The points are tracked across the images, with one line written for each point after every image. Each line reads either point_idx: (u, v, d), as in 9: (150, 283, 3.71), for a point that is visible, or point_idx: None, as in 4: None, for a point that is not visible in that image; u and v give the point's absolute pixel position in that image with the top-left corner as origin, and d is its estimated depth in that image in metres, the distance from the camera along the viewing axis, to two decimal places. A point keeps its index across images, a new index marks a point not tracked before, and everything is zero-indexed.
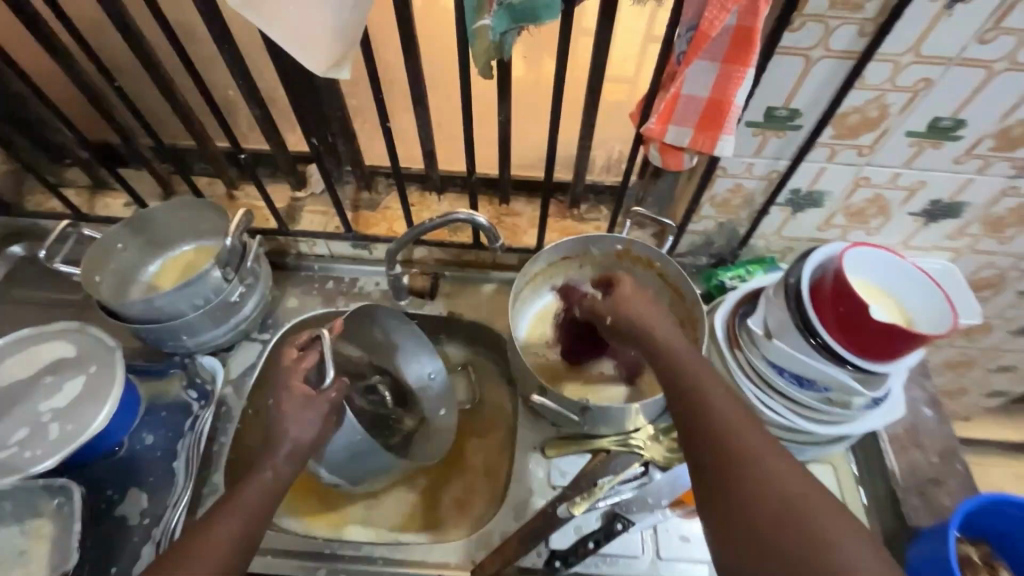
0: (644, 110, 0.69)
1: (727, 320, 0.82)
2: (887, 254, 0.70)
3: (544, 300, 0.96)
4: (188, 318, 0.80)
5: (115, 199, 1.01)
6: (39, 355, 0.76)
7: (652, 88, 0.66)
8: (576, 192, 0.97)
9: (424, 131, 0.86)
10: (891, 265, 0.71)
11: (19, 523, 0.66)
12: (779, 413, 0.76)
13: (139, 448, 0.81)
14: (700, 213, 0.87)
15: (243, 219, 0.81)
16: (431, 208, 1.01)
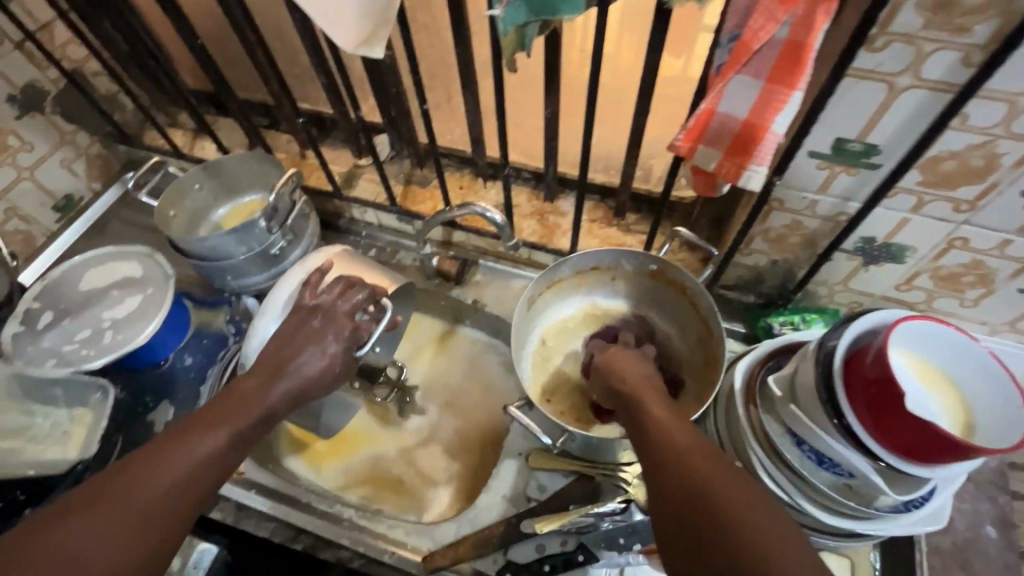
0: None
1: (750, 371, 0.73)
2: (957, 337, 0.57)
3: (567, 307, 0.93)
4: (236, 260, 0.88)
5: (210, 144, 1.14)
6: (114, 271, 0.89)
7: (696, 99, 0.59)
8: (623, 200, 0.91)
9: (472, 116, 0.85)
10: (958, 350, 0.58)
11: (69, 408, 0.78)
12: (784, 489, 0.66)
13: (178, 365, 0.91)
14: (750, 246, 0.78)
15: (294, 177, 0.87)
16: (476, 193, 1.01)
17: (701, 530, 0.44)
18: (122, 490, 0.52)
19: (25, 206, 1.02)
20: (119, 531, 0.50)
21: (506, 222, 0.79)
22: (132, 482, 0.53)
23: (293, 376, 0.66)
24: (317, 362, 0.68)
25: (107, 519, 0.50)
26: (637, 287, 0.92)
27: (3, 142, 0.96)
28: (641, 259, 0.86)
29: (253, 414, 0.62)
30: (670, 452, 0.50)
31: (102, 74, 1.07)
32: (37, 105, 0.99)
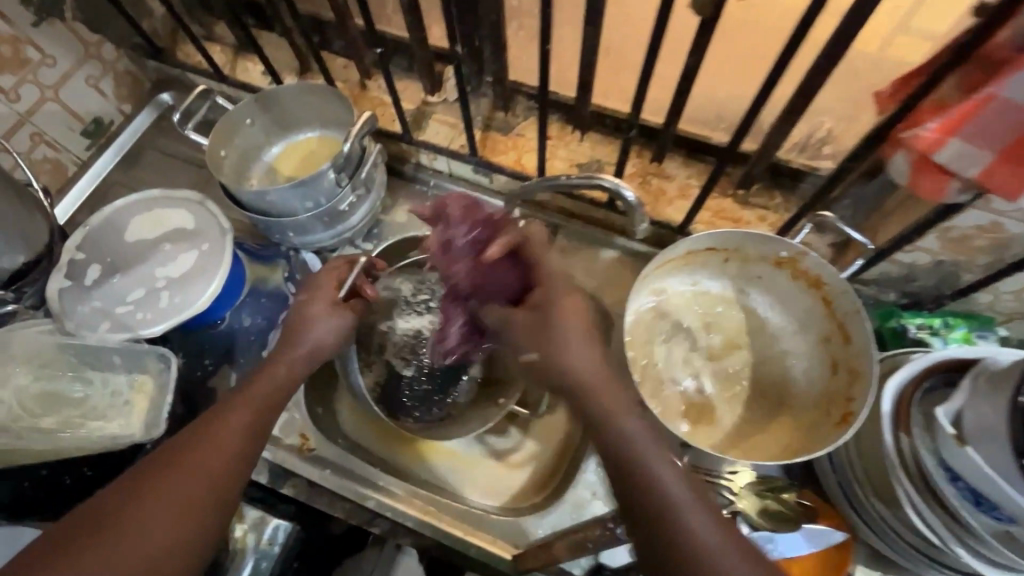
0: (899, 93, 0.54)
1: (901, 391, 0.64)
2: None
3: (670, 288, 0.82)
4: (299, 218, 0.76)
5: (254, 64, 0.97)
6: (163, 220, 0.78)
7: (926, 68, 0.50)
8: (752, 170, 0.77)
9: (588, 57, 0.69)
10: None
11: (128, 374, 0.71)
12: (933, 531, 0.58)
13: (237, 327, 0.82)
14: (918, 243, 0.65)
15: (368, 122, 0.73)
16: (569, 146, 0.87)
17: (657, 522, 0.47)
18: (154, 495, 0.49)
19: (51, 131, 0.89)
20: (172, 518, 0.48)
21: (639, 202, 0.63)
22: (158, 485, 0.49)
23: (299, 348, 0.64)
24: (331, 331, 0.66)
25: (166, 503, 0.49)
26: (752, 273, 0.80)
27: (21, 54, 0.82)
28: (771, 244, 0.73)
29: (272, 376, 0.61)
30: (615, 462, 0.50)
31: None
32: (55, 8, 0.83)
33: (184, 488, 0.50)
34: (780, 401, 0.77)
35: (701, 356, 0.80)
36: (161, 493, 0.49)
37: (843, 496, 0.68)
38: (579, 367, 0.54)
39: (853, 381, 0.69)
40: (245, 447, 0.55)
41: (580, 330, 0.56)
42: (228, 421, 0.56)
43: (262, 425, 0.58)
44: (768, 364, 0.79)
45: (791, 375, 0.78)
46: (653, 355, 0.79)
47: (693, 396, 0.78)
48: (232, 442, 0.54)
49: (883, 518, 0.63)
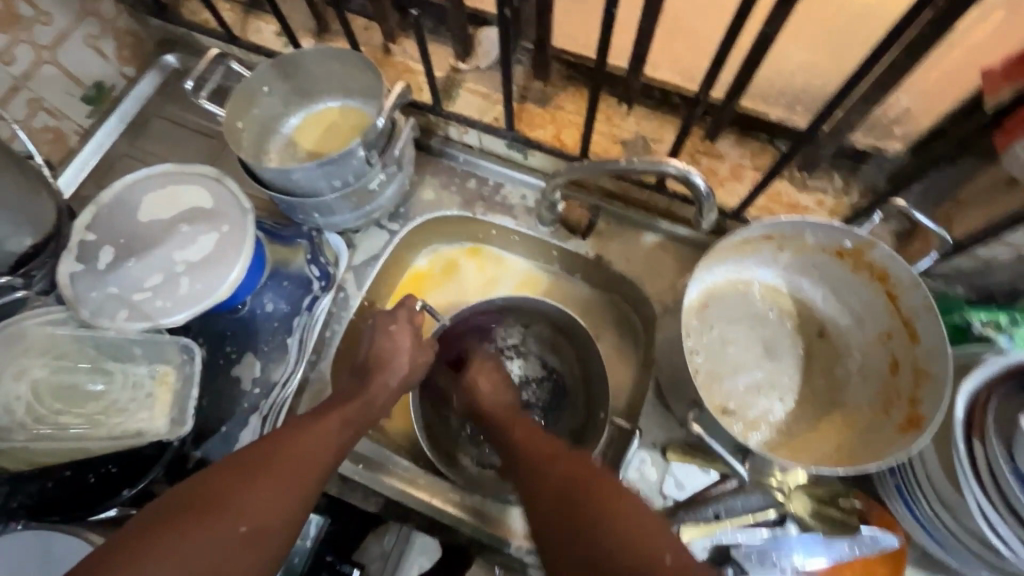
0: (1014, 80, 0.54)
1: (976, 396, 0.60)
2: None
3: (718, 274, 0.77)
4: (325, 199, 0.71)
5: (267, 24, 0.89)
6: (179, 198, 0.72)
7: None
8: (817, 153, 0.71)
9: (651, 24, 0.62)
10: None
11: (149, 365, 0.67)
12: (1006, 545, 0.55)
13: (259, 312, 0.78)
14: (1003, 238, 0.61)
15: (401, 94, 0.67)
16: (614, 121, 0.80)
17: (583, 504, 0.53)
18: (261, 485, 0.51)
19: (49, 96, 0.82)
20: (259, 519, 0.50)
21: (709, 191, 0.61)
22: (253, 483, 0.51)
23: (369, 394, 0.65)
24: (400, 375, 0.68)
25: (259, 495, 0.51)
26: (808, 262, 0.75)
27: (12, 10, 0.74)
28: (836, 234, 0.68)
29: (359, 402, 0.63)
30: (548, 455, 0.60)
31: None
32: None
33: (271, 489, 0.51)
34: (834, 398, 0.74)
35: (753, 349, 0.75)
36: (265, 484, 0.52)
37: (897, 493, 0.66)
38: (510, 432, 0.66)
39: (918, 382, 0.66)
40: (327, 456, 0.57)
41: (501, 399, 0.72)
42: (322, 430, 0.58)
43: (345, 442, 0.59)
44: (822, 358, 0.76)
45: (845, 372, 0.74)
46: (705, 346, 0.75)
47: (743, 393, 0.74)
48: (324, 448, 0.57)
49: (942, 521, 0.62)
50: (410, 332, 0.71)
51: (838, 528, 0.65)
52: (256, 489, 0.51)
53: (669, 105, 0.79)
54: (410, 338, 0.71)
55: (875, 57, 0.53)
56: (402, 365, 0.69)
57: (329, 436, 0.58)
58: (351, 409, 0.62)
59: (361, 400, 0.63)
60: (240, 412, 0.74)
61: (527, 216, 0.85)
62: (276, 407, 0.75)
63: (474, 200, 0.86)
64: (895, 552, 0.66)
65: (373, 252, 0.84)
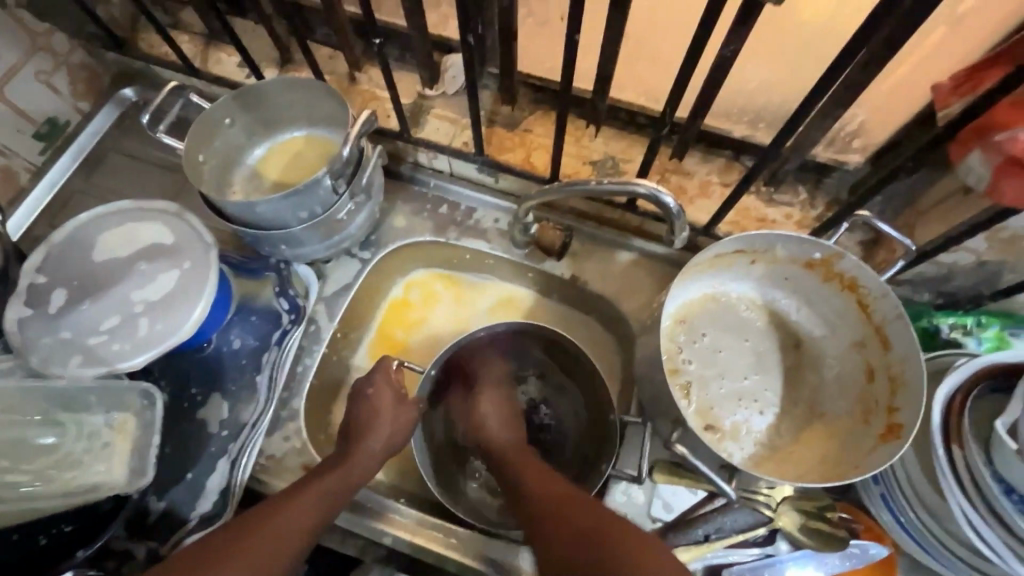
0: (963, 95, 0.53)
1: (951, 399, 0.61)
2: None
3: (694, 290, 0.77)
4: (291, 231, 0.69)
5: (228, 55, 0.88)
6: (136, 236, 0.69)
7: (999, 73, 0.50)
8: (782, 167, 0.72)
9: (613, 46, 0.63)
10: None
11: (106, 415, 0.63)
12: (992, 547, 0.56)
13: (226, 350, 0.75)
14: (963, 244, 0.62)
15: (367, 122, 0.66)
16: (583, 143, 0.80)
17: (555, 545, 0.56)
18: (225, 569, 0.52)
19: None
20: None
21: (679, 209, 0.62)
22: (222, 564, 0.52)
23: (350, 470, 0.63)
24: (383, 437, 0.66)
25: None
26: (780, 274, 0.76)
27: None
28: (806, 246, 0.69)
29: (343, 474, 0.62)
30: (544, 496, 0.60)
31: None
32: None
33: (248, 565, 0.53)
34: (814, 407, 0.74)
35: (737, 364, 0.76)
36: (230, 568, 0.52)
37: (883, 502, 0.66)
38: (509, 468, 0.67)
39: (895, 389, 0.66)
40: (301, 537, 0.56)
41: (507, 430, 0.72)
42: (298, 506, 0.58)
43: (326, 516, 0.59)
44: (800, 369, 0.76)
45: (822, 382, 0.75)
46: (685, 362, 0.75)
47: (725, 408, 0.74)
48: (297, 530, 0.56)
49: (930, 529, 0.62)
50: (389, 393, 0.69)
51: (821, 540, 0.65)
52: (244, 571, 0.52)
53: (636, 125, 0.80)
54: (388, 400, 0.68)
55: (830, 75, 0.55)
56: (384, 429, 0.66)
57: (306, 512, 0.58)
58: (332, 479, 0.61)
59: (344, 468, 0.62)
60: (207, 457, 0.70)
61: (502, 240, 0.84)
62: (246, 449, 0.71)
63: (447, 225, 0.86)
64: (885, 561, 0.66)
65: (344, 283, 0.82)
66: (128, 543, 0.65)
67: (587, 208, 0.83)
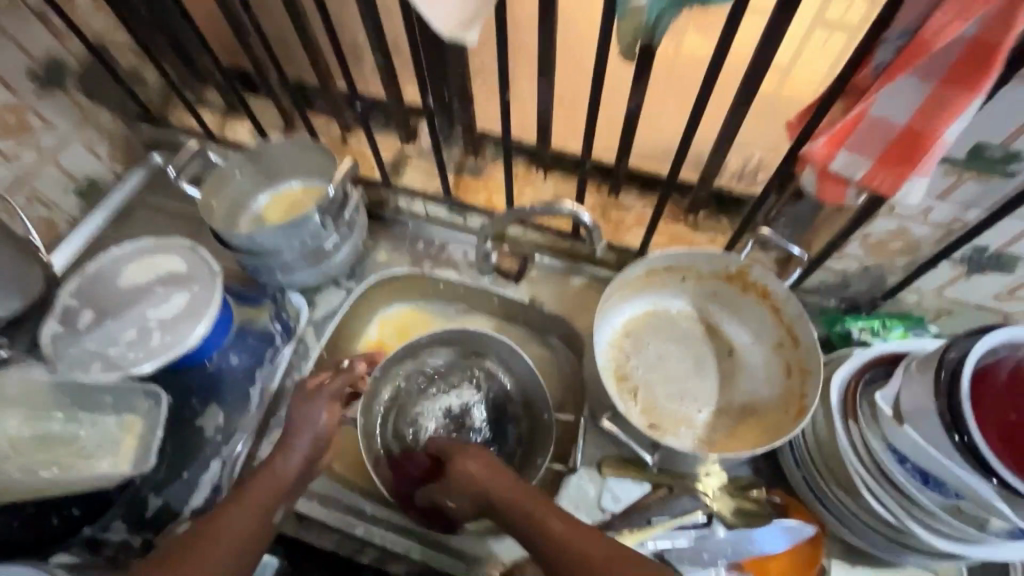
0: (806, 123, 0.57)
1: (847, 383, 0.70)
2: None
3: (635, 306, 0.88)
4: (285, 258, 0.82)
5: (243, 125, 1.06)
6: (154, 266, 0.83)
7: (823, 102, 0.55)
8: (698, 197, 0.86)
9: (545, 104, 0.79)
10: None
11: (117, 415, 0.73)
12: (886, 506, 0.65)
13: (225, 366, 0.83)
14: (844, 250, 0.74)
15: (349, 168, 0.81)
16: (535, 185, 0.94)
17: None
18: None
19: (47, 191, 0.95)
20: None
21: (594, 224, 0.74)
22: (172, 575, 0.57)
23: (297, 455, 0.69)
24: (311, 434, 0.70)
25: None
26: (708, 288, 0.87)
27: (24, 122, 0.89)
28: (721, 261, 0.81)
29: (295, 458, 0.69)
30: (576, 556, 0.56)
31: (125, 48, 0.98)
32: (58, 81, 0.91)
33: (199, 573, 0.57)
34: (747, 405, 0.82)
35: (676, 368, 0.85)
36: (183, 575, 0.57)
37: (805, 485, 0.73)
38: (510, 491, 0.63)
39: (806, 380, 0.76)
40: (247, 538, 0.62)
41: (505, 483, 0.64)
42: (235, 512, 0.63)
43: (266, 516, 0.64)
44: (733, 373, 0.85)
45: (752, 382, 0.84)
46: (630, 369, 0.85)
47: (668, 408, 0.82)
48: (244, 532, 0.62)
49: (845, 504, 0.69)
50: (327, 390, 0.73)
51: (747, 519, 0.73)
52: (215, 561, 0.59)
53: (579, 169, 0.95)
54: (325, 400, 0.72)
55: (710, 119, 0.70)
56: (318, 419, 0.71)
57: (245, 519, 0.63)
58: (265, 480, 0.66)
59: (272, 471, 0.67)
60: (202, 458, 0.79)
61: (469, 270, 0.97)
62: (236, 453, 0.79)
63: (422, 258, 0.99)
64: (811, 540, 0.72)
65: (331, 308, 0.94)
66: (126, 535, 0.73)
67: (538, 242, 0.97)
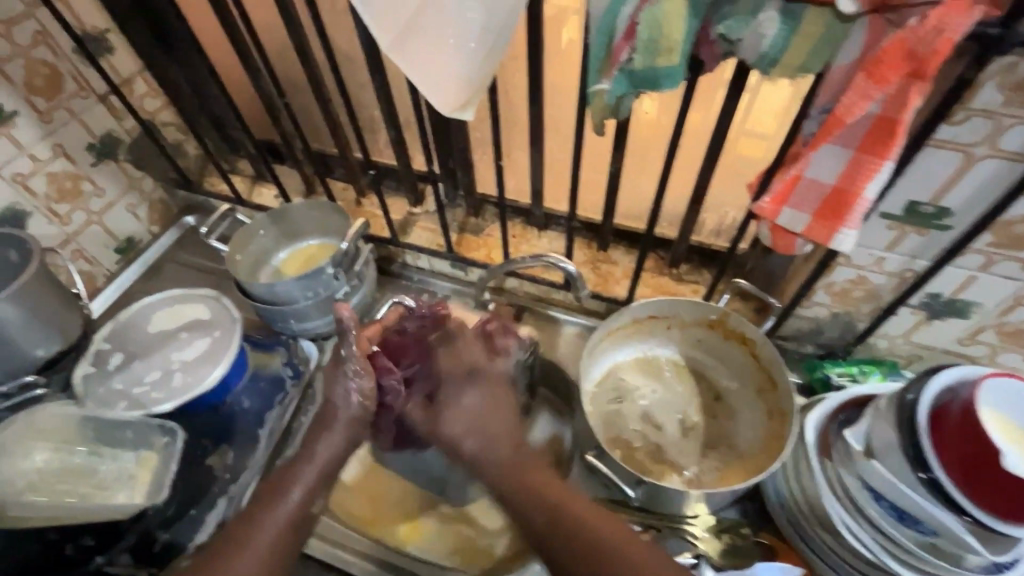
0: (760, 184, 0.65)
1: (822, 424, 0.74)
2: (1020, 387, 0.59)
3: (623, 353, 0.94)
4: (299, 305, 0.89)
5: (268, 190, 1.18)
6: (181, 313, 0.91)
7: (774, 165, 0.63)
8: (679, 252, 0.94)
9: (537, 168, 0.89)
10: None
11: (136, 451, 0.78)
12: (865, 542, 0.67)
13: (237, 409, 0.89)
14: (812, 298, 0.80)
15: (361, 227, 0.90)
16: (530, 241, 1.03)
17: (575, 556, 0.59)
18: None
19: (91, 248, 1.06)
20: None
21: (577, 272, 0.83)
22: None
23: (318, 460, 0.63)
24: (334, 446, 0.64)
25: None
26: (692, 336, 0.92)
27: (79, 187, 1.01)
28: (701, 310, 0.87)
29: (313, 472, 0.62)
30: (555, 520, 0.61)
31: (171, 125, 1.12)
32: (111, 152, 1.04)
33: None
34: (731, 447, 0.85)
35: (664, 412, 0.89)
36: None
37: (792, 528, 0.75)
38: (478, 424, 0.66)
39: (785, 422, 0.79)
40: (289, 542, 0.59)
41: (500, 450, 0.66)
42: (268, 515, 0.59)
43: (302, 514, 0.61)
44: (718, 416, 0.88)
45: (736, 426, 0.87)
46: (602, 419, 0.88)
47: (658, 448, 0.85)
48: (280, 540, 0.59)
49: (828, 545, 0.71)
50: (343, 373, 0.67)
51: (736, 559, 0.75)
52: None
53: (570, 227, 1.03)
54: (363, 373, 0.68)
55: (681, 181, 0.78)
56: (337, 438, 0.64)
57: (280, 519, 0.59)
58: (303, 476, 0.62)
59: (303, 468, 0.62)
60: (209, 495, 0.83)
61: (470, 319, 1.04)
62: (242, 490, 0.83)
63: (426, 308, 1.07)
64: None
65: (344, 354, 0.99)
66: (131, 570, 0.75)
67: (532, 292, 1.04)
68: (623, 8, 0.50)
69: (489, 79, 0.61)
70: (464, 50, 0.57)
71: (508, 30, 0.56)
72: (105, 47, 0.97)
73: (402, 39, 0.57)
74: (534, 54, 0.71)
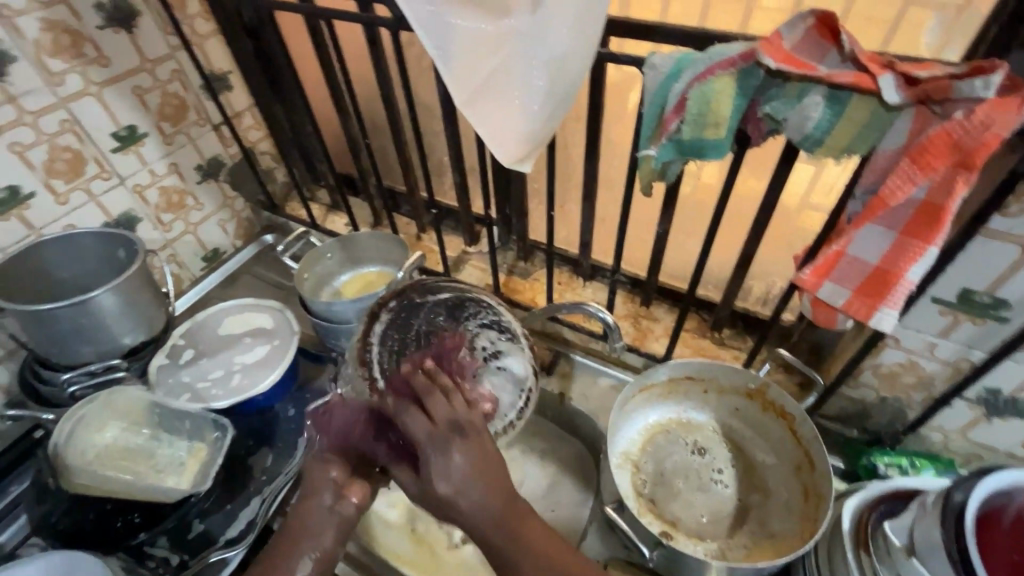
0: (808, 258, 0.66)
1: (860, 512, 0.71)
2: None
3: (657, 412, 0.92)
4: (352, 325, 0.96)
5: (341, 219, 1.30)
6: (248, 319, 1.00)
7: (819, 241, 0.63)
8: (721, 315, 0.94)
9: (587, 221, 0.93)
10: None
11: (190, 441, 0.87)
12: None
13: (282, 415, 0.95)
14: (859, 378, 0.77)
15: (417, 259, 0.96)
16: (575, 290, 1.07)
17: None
18: None
19: (183, 255, 1.19)
20: None
21: (615, 323, 0.80)
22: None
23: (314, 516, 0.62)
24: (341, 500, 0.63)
25: None
26: (730, 404, 0.91)
27: (183, 201, 1.15)
28: (741, 376, 0.86)
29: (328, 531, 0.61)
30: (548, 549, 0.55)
31: (267, 154, 1.27)
32: (214, 174, 1.19)
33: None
34: (763, 526, 0.81)
35: (692, 480, 0.86)
36: None
37: None
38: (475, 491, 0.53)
39: (820, 505, 0.76)
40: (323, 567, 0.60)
41: (483, 480, 0.54)
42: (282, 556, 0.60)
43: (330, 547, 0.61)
44: (752, 492, 0.85)
45: (769, 506, 0.83)
46: (652, 460, 0.88)
47: (669, 506, 0.83)
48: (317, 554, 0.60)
49: None
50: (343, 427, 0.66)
51: None
52: (299, 558, 0.59)
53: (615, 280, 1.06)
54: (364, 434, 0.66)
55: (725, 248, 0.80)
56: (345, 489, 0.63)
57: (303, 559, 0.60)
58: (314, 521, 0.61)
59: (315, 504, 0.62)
60: (245, 492, 0.87)
61: None
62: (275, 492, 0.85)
63: None
64: None
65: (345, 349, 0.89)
66: (168, 552, 0.80)
67: (570, 339, 1.06)
68: (674, 85, 0.55)
69: (549, 136, 0.67)
70: (528, 111, 0.63)
71: (570, 97, 0.63)
72: (225, 86, 1.13)
73: (475, 100, 0.64)
74: (594, 118, 0.77)
